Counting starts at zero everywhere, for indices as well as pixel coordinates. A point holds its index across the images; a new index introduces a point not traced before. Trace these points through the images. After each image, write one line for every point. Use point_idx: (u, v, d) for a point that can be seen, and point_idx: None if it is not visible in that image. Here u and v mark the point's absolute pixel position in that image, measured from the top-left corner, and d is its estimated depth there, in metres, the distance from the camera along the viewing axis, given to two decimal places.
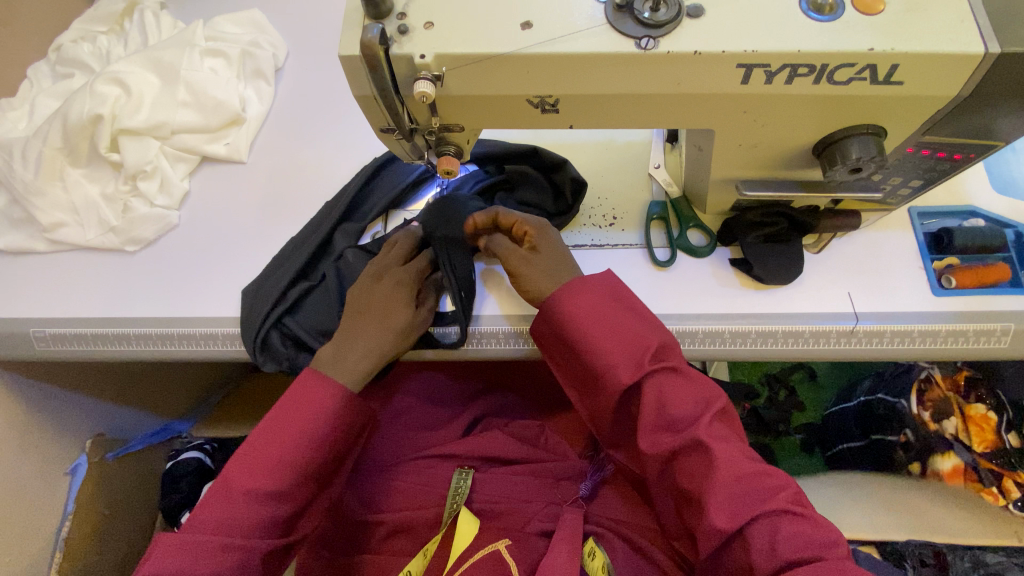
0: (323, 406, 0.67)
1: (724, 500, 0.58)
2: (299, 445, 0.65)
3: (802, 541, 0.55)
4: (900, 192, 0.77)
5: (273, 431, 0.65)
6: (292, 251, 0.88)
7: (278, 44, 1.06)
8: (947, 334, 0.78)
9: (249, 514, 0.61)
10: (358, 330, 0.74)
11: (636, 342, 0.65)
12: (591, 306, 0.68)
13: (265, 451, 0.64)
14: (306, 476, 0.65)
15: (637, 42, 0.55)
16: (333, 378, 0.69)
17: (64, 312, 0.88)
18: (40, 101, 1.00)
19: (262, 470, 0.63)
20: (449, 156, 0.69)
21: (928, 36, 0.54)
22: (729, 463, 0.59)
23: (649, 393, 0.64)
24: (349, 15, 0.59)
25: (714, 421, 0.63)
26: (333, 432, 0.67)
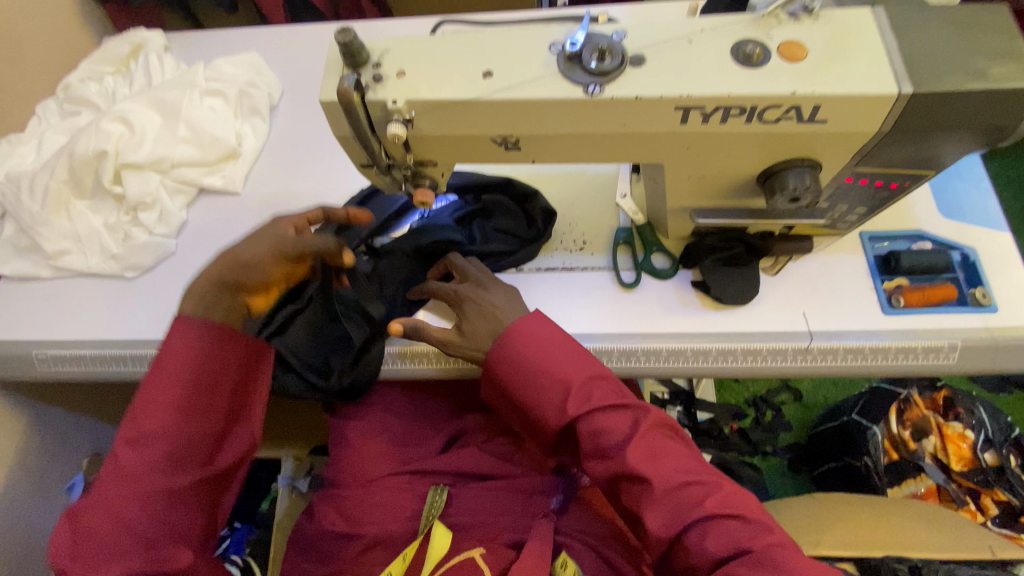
0: (185, 346, 0.69)
1: (661, 513, 0.66)
2: (168, 388, 0.67)
3: (727, 539, 0.63)
4: (848, 218, 0.83)
5: (148, 383, 0.68)
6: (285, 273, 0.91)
7: (273, 83, 1.14)
8: (897, 350, 0.82)
9: (139, 460, 0.65)
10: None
11: (570, 377, 0.72)
12: (524, 346, 0.74)
13: (141, 406, 0.67)
14: (185, 412, 0.68)
15: (585, 88, 0.61)
16: (191, 318, 0.70)
17: (67, 335, 0.93)
18: (49, 137, 1.07)
19: (142, 420, 0.66)
20: (424, 189, 0.74)
21: (845, 81, 0.60)
22: (658, 478, 0.66)
23: (585, 424, 0.70)
24: (330, 66, 0.65)
25: (648, 436, 0.70)
26: (198, 368, 0.69)
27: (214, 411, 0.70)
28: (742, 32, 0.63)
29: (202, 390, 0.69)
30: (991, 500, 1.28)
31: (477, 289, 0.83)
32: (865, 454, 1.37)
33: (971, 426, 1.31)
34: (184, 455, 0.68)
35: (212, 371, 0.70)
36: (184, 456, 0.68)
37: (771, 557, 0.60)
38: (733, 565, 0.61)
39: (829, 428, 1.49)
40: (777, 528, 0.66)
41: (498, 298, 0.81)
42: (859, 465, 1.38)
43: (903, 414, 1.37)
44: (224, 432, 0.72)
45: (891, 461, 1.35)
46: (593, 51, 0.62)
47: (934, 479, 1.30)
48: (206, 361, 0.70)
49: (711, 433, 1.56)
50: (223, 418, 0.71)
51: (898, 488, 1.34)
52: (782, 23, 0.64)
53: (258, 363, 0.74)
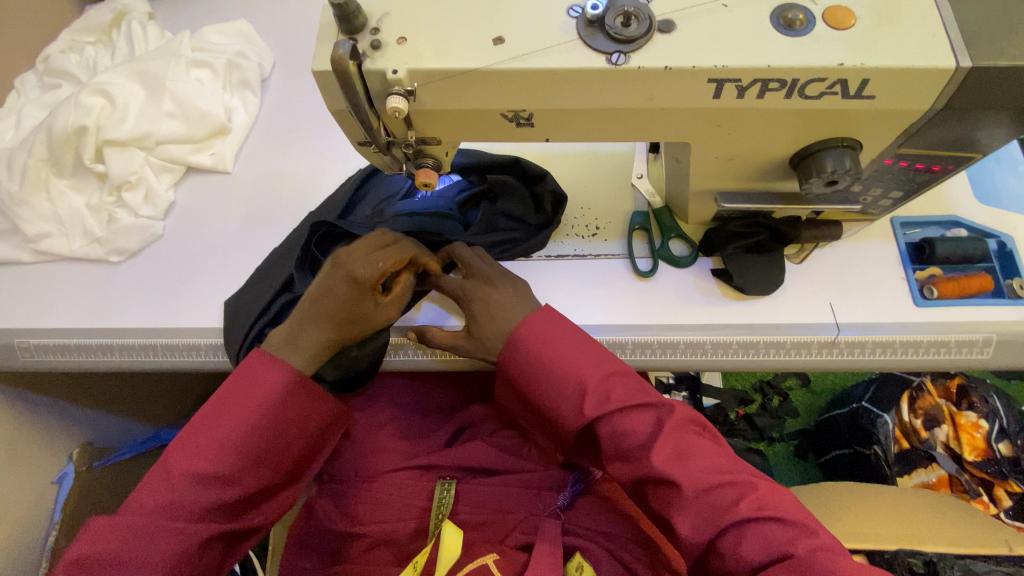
0: (271, 389, 0.67)
1: (691, 518, 0.62)
2: (245, 427, 0.64)
3: (763, 542, 0.59)
4: (881, 204, 0.77)
5: (218, 412, 0.65)
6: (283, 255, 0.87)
7: (263, 54, 1.07)
8: (928, 344, 0.78)
9: (188, 495, 0.62)
10: (307, 319, 0.71)
11: (586, 375, 0.67)
12: (538, 345, 0.69)
13: (204, 438, 0.64)
14: (251, 459, 0.65)
15: (608, 58, 0.55)
16: (284, 362, 0.68)
17: (51, 323, 0.88)
18: (27, 112, 1.00)
19: (200, 453, 0.63)
20: (427, 169, 0.69)
21: (898, 51, 0.54)
22: (685, 481, 0.62)
23: (606, 425, 0.66)
24: (323, 32, 0.59)
25: (674, 435, 0.65)
26: (279, 414, 0.67)
27: (280, 465, 0.67)
28: None
29: (272, 438, 0.66)
30: (1005, 492, 1.23)
31: (484, 286, 0.75)
32: (875, 442, 1.34)
33: (984, 414, 1.27)
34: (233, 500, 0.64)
35: (292, 423, 0.68)
36: (231, 503, 0.64)
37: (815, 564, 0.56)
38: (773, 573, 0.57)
39: (840, 415, 1.44)
40: (820, 530, 0.62)
41: (508, 296, 0.74)
42: (870, 454, 1.34)
43: (913, 403, 1.33)
44: (277, 487, 0.69)
45: (902, 450, 1.32)
46: (617, 16, 0.55)
47: (946, 469, 1.27)
48: (288, 412, 0.67)
49: (718, 419, 1.52)
50: (279, 473, 0.68)
51: (909, 477, 1.30)
52: None
53: (333, 430, 0.72)
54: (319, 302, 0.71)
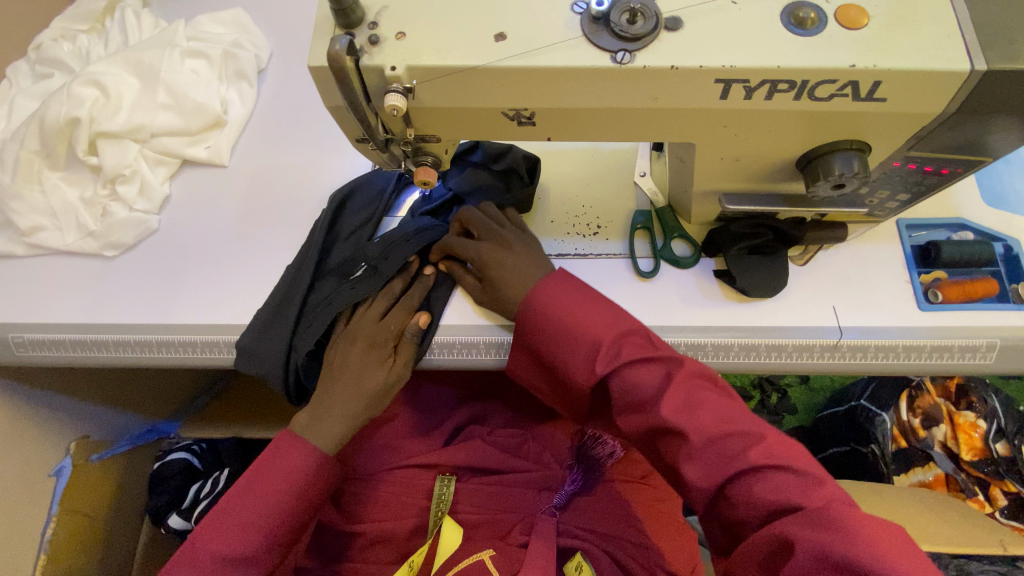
0: (295, 471, 0.71)
1: (699, 467, 0.60)
2: (269, 512, 0.68)
3: (775, 488, 0.57)
4: (887, 206, 0.76)
5: (243, 495, 0.69)
6: (274, 329, 0.80)
7: (260, 44, 1.04)
8: (932, 349, 0.77)
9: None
10: (329, 406, 0.75)
11: (594, 331, 0.66)
12: (550, 301, 0.69)
13: (230, 521, 0.68)
14: (271, 542, 0.68)
15: (613, 56, 0.53)
16: (310, 445, 0.72)
17: (44, 317, 0.87)
18: (19, 102, 0.98)
19: (228, 538, 0.67)
20: (426, 167, 0.67)
21: (911, 52, 0.52)
22: (694, 431, 0.61)
23: (615, 379, 0.65)
24: (320, 26, 0.57)
25: (683, 387, 0.63)
26: (299, 496, 0.70)
27: (290, 541, 0.71)
28: None
29: (290, 521, 0.69)
30: (1001, 491, 1.22)
31: (498, 249, 0.76)
32: (872, 440, 1.34)
33: (983, 415, 1.26)
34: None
35: (310, 504, 0.71)
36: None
37: (826, 513, 0.54)
38: (784, 520, 0.55)
39: (837, 412, 1.46)
40: (831, 480, 0.59)
41: (524, 258, 0.75)
42: (866, 452, 1.35)
43: (912, 401, 1.32)
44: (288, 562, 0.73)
45: (898, 448, 1.31)
46: (623, 13, 0.54)
47: (943, 468, 1.27)
48: (306, 492, 0.71)
49: None
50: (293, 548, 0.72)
51: (905, 475, 1.30)
52: None
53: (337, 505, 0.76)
54: (338, 385, 0.76)
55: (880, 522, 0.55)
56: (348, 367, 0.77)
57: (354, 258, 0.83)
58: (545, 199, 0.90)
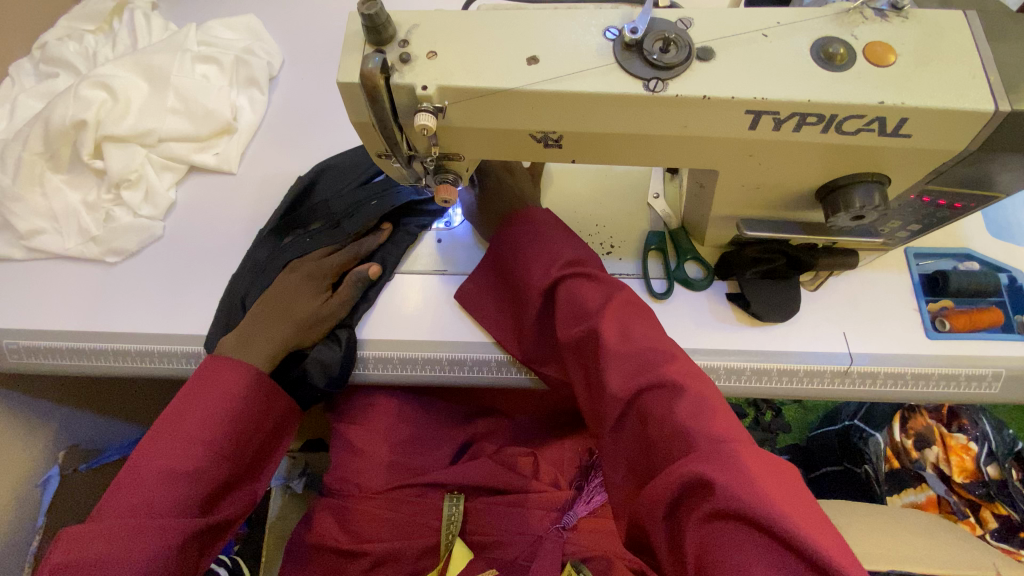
0: (230, 386, 0.71)
1: (618, 369, 0.60)
2: (212, 424, 0.69)
3: (690, 413, 0.54)
4: (898, 235, 0.77)
5: (183, 411, 0.68)
6: (242, 284, 0.84)
7: (273, 51, 1.03)
8: (939, 377, 0.78)
9: (160, 492, 0.64)
10: (256, 327, 0.77)
11: (554, 252, 0.71)
12: (516, 230, 0.75)
13: (169, 436, 0.67)
14: (217, 453, 0.68)
15: (646, 84, 0.54)
16: (246, 361, 0.73)
17: (40, 324, 0.84)
18: (22, 101, 0.96)
19: (170, 452, 0.66)
20: (448, 185, 0.66)
21: (937, 91, 0.53)
22: (627, 344, 0.62)
23: (562, 292, 0.69)
24: (349, 41, 0.57)
25: (621, 309, 0.65)
26: (243, 410, 0.72)
27: (241, 457, 0.72)
28: (823, 28, 0.56)
29: (236, 435, 0.71)
30: (991, 514, 1.24)
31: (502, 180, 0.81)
32: (865, 461, 1.37)
33: (975, 437, 1.27)
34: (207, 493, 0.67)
35: (253, 417, 0.73)
36: (200, 499, 0.66)
37: (725, 447, 0.51)
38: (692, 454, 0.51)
39: (830, 432, 1.48)
40: (736, 421, 0.56)
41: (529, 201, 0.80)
42: (861, 472, 1.38)
43: (904, 423, 1.32)
44: (237, 481, 0.73)
45: (891, 468, 1.32)
46: (656, 41, 0.54)
47: (935, 489, 1.27)
48: (247, 406, 0.72)
49: None
50: (242, 464, 0.72)
51: (897, 496, 1.30)
52: (867, 21, 0.57)
53: (282, 427, 0.78)
54: (270, 307, 0.79)
55: (786, 479, 0.50)
56: (283, 294, 0.81)
57: (321, 210, 0.89)
58: (558, 216, 0.89)
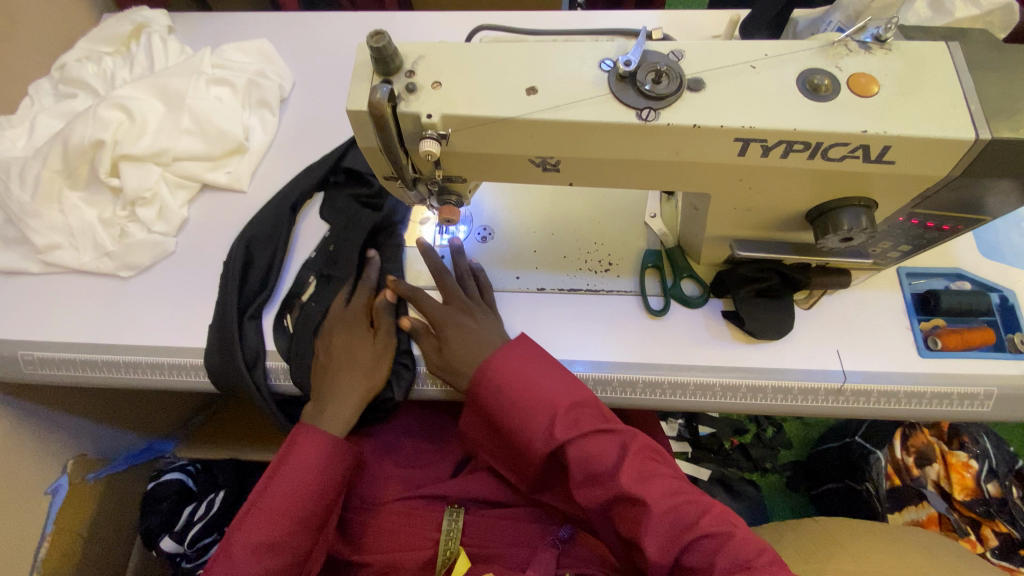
0: (315, 456, 0.73)
1: (659, 539, 0.64)
2: (297, 497, 0.71)
3: (730, 558, 0.62)
4: (889, 255, 0.79)
5: (271, 487, 0.71)
6: (227, 317, 0.84)
7: (284, 74, 1.07)
8: (932, 396, 0.79)
9: (249, 568, 0.67)
10: (336, 389, 0.78)
11: (557, 399, 0.70)
12: (510, 368, 0.72)
13: (262, 511, 0.70)
14: (301, 525, 0.71)
15: (639, 113, 0.56)
16: (326, 430, 0.75)
17: (55, 336, 0.87)
18: (42, 121, 0.99)
19: (260, 528, 0.69)
20: (451, 206, 0.70)
21: (918, 121, 0.56)
22: (652, 501, 0.65)
23: (574, 450, 0.68)
24: (358, 71, 0.60)
25: (638, 458, 0.68)
26: (326, 479, 0.74)
27: (322, 522, 0.74)
28: (810, 59, 0.59)
29: (319, 502, 0.73)
30: (992, 531, 1.23)
31: (463, 314, 0.81)
32: (867, 479, 1.35)
33: (975, 455, 1.26)
34: (290, 562, 0.70)
35: (333, 483, 0.75)
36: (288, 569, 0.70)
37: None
38: None
39: (833, 447, 1.44)
40: (767, 545, 0.66)
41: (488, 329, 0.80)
42: (861, 490, 1.35)
43: (905, 440, 1.32)
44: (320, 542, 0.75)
45: (893, 487, 1.31)
46: (649, 72, 0.57)
47: (936, 507, 1.26)
48: (329, 474, 0.74)
49: (712, 448, 1.51)
50: (322, 528, 0.75)
51: (898, 514, 1.29)
52: (852, 52, 0.60)
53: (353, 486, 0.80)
54: (336, 370, 0.79)
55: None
56: (336, 348, 0.81)
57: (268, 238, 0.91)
58: (558, 234, 0.91)
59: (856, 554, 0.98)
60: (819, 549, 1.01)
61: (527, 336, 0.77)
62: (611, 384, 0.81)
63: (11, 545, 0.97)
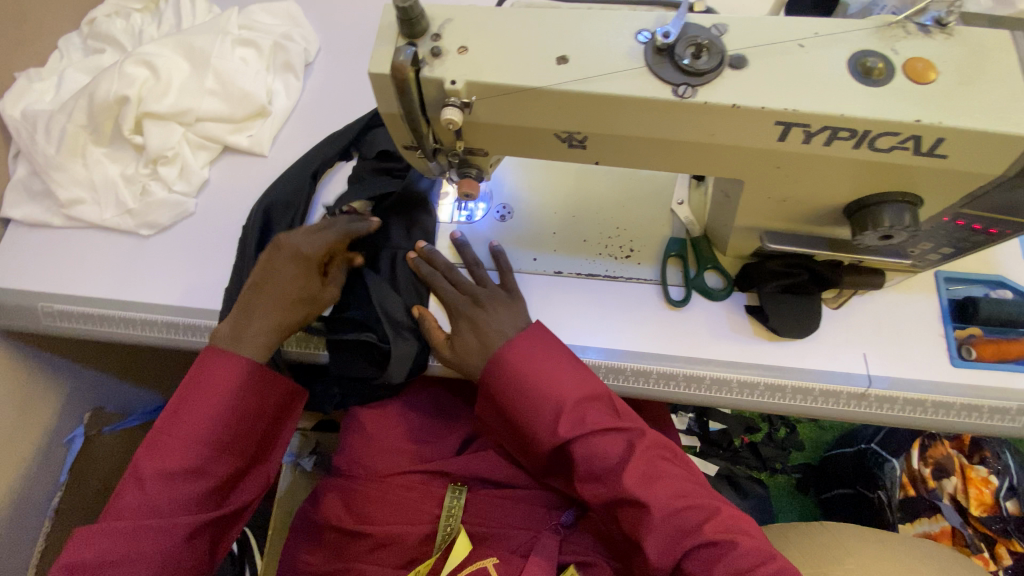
0: (226, 382, 0.71)
1: (658, 541, 0.64)
2: (210, 420, 0.70)
3: (730, 566, 0.62)
4: (929, 257, 0.74)
5: (178, 413, 0.70)
6: (242, 280, 0.84)
7: (310, 38, 1.05)
8: (960, 407, 0.76)
9: (163, 494, 0.66)
10: (256, 306, 0.76)
11: (564, 394, 0.69)
12: (520, 359, 0.71)
13: (171, 438, 0.68)
14: (213, 450, 0.70)
15: (674, 89, 0.53)
16: (241, 355, 0.73)
17: (74, 289, 0.88)
18: (69, 74, 0.99)
19: (167, 453, 0.68)
20: (470, 179, 0.69)
21: (977, 112, 0.52)
22: (654, 503, 0.65)
23: (579, 448, 0.68)
24: (382, 32, 0.57)
25: (644, 458, 0.67)
26: (237, 402, 0.72)
27: (243, 449, 0.73)
28: (863, 41, 0.55)
29: (234, 427, 0.71)
30: (1007, 549, 1.18)
31: (476, 305, 0.78)
32: (879, 487, 1.32)
33: (996, 471, 1.21)
34: (209, 488, 0.69)
35: (251, 408, 0.73)
36: (203, 495, 0.68)
37: None
38: None
39: (845, 453, 1.42)
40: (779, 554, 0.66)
41: (503, 314, 0.77)
42: (873, 497, 1.32)
43: (924, 450, 1.27)
44: (245, 470, 0.74)
45: (907, 497, 1.26)
46: (689, 46, 0.54)
47: (950, 521, 1.23)
48: (244, 402, 0.72)
49: (721, 444, 1.48)
50: (246, 456, 0.73)
51: (910, 525, 1.25)
52: (909, 36, 0.55)
53: (283, 413, 0.77)
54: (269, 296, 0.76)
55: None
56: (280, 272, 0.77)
57: (286, 203, 0.89)
58: (579, 217, 0.88)
59: (861, 562, 0.96)
60: (824, 553, 0.98)
61: (542, 324, 0.76)
62: (624, 373, 0.79)
63: (27, 490, 1.00)
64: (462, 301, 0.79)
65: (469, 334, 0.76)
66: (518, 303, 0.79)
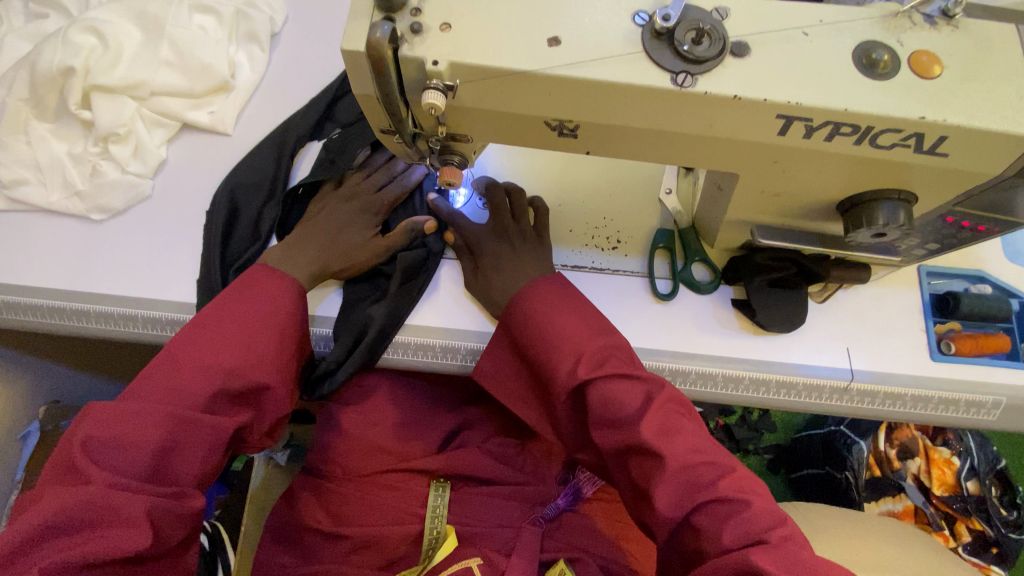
0: (276, 294, 0.70)
1: (669, 494, 0.60)
2: (251, 329, 0.67)
3: (742, 527, 0.56)
4: (914, 252, 0.73)
5: (225, 315, 0.67)
6: (212, 261, 0.79)
7: (276, 6, 0.97)
8: (938, 401, 0.77)
9: (197, 388, 0.62)
10: (302, 238, 0.78)
11: (584, 340, 0.67)
12: (541, 303, 0.70)
13: (212, 336, 0.65)
14: (253, 359, 0.66)
15: (674, 77, 0.50)
16: (288, 276, 0.72)
17: (18, 278, 0.80)
18: (8, 41, 0.90)
19: (207, 350, 0.64)
20: (451, 167, 0.63)
21: (982, 109, 0.50)
22: (669, 456, 0.60)
23: (595, 393, 0.64)
24: (357, 5, 0.52)
25: (661, 411, 0.63)
26: (283, 318, 0.70)
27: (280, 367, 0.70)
28: (868, 31, 0.52)
29: (271, 340, 0.68)
30: (965, 526, 1.24)
31: (506, 244, 0.78)
32: (846, 467, 1.32)
33: (958, 452, 1.26)
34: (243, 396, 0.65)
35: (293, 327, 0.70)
36: (229, 399, 0.64)
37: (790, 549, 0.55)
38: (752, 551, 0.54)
39: (815, 434, 1.42)
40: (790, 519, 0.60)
41: (532, 258, 0.77)
42: (840, 478, 1.33)
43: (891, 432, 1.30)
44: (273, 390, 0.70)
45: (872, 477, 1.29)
46: (688, 31, 0.50)
47: (913, 500, 1.25)
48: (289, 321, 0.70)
49: None
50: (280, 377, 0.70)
51: (875, 503, 1.28)
52: (915, 26, 0.53)
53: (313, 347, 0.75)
54: (319, 228, 0.79)
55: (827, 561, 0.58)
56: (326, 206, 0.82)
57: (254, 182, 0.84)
58: (565, 205, 0.85)
59: (834, 542, 0.97)
60: None
61: (561, 278, 0.75)
62: None
63: None
64: (490, 237, 0.78)
65: (499, 266, 0.76)
66: (546, 253, 0.79)
